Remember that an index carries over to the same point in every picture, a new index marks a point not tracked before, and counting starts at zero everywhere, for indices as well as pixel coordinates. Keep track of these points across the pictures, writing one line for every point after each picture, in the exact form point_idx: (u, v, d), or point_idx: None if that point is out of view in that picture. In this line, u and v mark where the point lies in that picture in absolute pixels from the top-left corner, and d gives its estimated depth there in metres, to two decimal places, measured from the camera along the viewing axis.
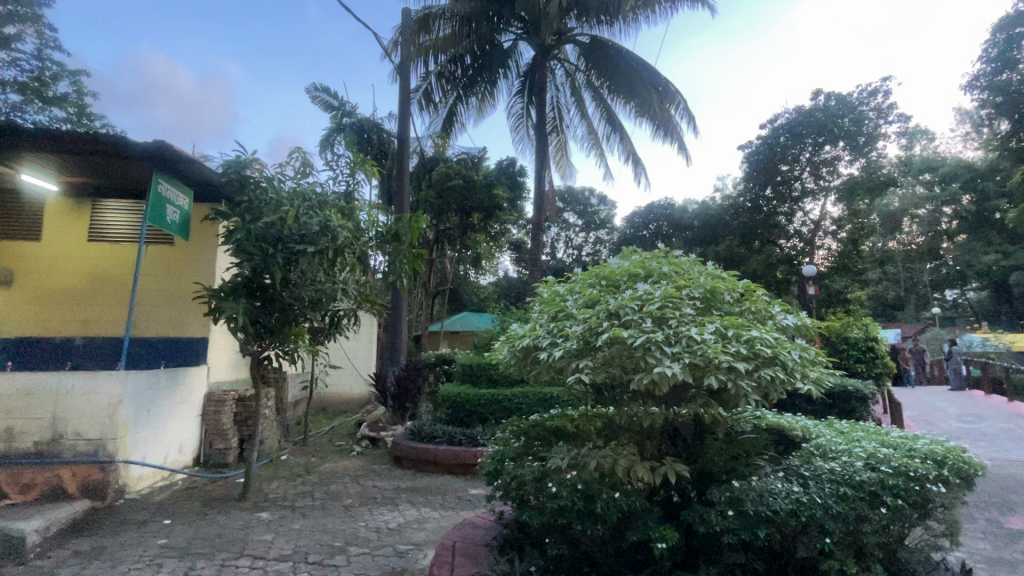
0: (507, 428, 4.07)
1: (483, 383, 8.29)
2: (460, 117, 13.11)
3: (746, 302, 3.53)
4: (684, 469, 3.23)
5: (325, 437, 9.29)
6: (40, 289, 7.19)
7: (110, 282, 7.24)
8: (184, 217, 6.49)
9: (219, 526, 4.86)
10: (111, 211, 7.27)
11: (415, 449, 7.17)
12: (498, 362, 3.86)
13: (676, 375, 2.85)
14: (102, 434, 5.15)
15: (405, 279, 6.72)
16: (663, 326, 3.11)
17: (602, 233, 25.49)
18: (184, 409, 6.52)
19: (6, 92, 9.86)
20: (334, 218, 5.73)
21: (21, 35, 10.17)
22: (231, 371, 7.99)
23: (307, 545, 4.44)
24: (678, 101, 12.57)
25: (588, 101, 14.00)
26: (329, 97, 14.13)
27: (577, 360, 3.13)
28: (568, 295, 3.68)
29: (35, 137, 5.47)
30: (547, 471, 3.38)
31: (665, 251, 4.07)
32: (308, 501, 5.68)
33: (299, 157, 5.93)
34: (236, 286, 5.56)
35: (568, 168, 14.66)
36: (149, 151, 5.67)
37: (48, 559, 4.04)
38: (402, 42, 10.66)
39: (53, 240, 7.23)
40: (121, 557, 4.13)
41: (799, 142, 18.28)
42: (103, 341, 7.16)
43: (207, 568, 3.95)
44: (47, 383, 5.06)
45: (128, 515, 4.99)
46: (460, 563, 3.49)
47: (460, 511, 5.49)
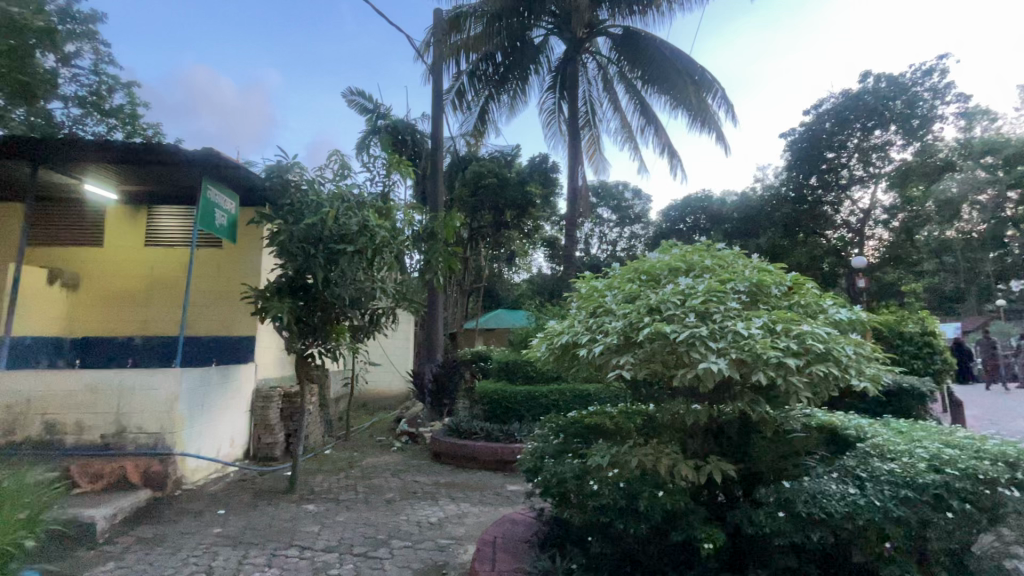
0: (546, 425, 4.07)
1: (520, 379, 8.48)
2: (492, 116, 13.00)
3: (793, 296, 3.41)
4: (729, 468, 3.15)
5: (366, 433, 9.51)
6: (103, 292, 7.65)
7: (166, 284, 7.65)
8: (231, 221, 6.75)
9: (269, 517, 5.05)
10: (164, 217, 7.68)
11: (454, 444, 7.27)
12: (536, 359, 3.84)
13: (722, 372, 2.76)
14: (161, 428, 5.46)
15: (441, 276, 6.82)
16: (706, 322, 3.03)
17: (636, 227, 25.14)
18: (235, 404, 6.82)
19: (68, 107, 10.53)
20: (372, 218, 5.87)
21: (80, 51, 10.81)
22: (276, 368, 8.31)
23: (352, 538, 4.55)
24: (716, 89, 12.16)
25: (620, 93, 13.73)
26: (364, 101, 14.45)
27: (618, 356, 3.07)
28: (606, 291, 3.61)
29: (95, 149, 5.82)
30: (588, 468, 3.35)
31: (706, 244, 3.96)
32: (351, 495, 5.83)
33: (338, 160, 6.09)
34: (280, 286, 5.76)
35: (601, 162, 14.45)
36: (198, 158, 5.96)
37: (116, 544, 4.30)
38: (434, 42, 10.75)
39: (113, 246, 7.67)
40: (181, 544, 4.35)
41: (846, 128, 17.36)
42: (160, 340, 7.58)
43: (258, 557, 4.12)
44: (111, 381, 5.42)
45: (186, 504, 5.27)
46: (501, 558, 3.51)
47: (499, 507, 5.51)
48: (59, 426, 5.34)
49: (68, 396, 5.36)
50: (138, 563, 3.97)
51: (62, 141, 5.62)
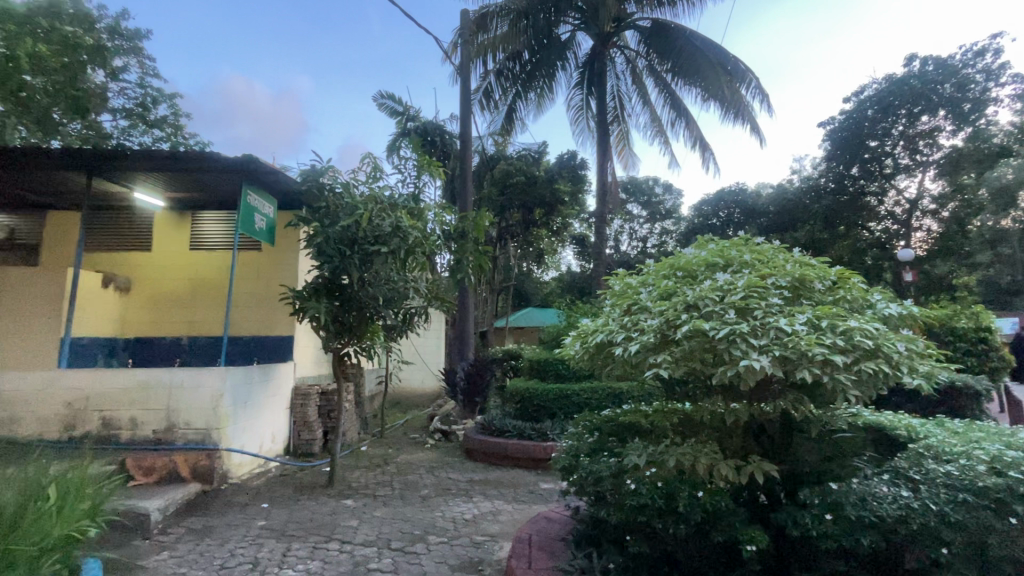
0: (580, 423, 4.05)
1: (551, 377, 8.44)
2: (520, 114, 13.02)
3: (838, 291, 3.30)
4: (772, 468, 3.08)
5: (400, 430, 9.69)
6: (152, 294, 8.03)
7: (210, 286, 8.00)
8: (269, 224, 6.97)
9: (310, 511, 5.21)
10: (208, 222, 8.03)
11: (487, 442, 7.33)
12: (570, 357, 3.82)
13: (764, 369, 2.69)
14: (207, 424, 5.69)
15: (472, 276, 6.87)
16: (747, 318, 2.95)
17: (668, 223, 24.67)
18: (276, 402, 7.06)
19: (116, 119, 11.09)
20: (405, 219, 5.96)
21: (127, 66, 11.35)
22: (314, 367, 8.55)
23: (390, 532, 4.65)
24: (749, 79, 11.80)
25: (650, 87, 13.49)
26: (394, 103, 14.67)
27: (654, 354, 3.01)
28: (641, 288, 3.56)
29: (144, 159, 6.10)
30: (625, 467, 3.31)
31: (744, 238, 3.87)
32: (387, 491, 5.95)
33: (371, 162, 6.20)
34: (317, 287, 5.91)
35: (631, 157, 14.27)
36: (239, 165, 6.18)
37: (169, 535, 4.51)
38: (461, 43, 10.82)
39: (160, 250, 8.04)
40: (229, 535, 4.53)
41: (890, 114, 16.56)
42: (205, 340, 7.92)
43: (301, 550, 4.25)
44: (161, 379, 5.70)
45: (232, 498, 5.48)
46: (537, 556, 3.52)
47: (533, 505, 5.52)
48: (115, 422, 5.63)
49: (122, 393, 5.66)
50: (190, 553, 4.17)
51: (114, 153, 5.90)
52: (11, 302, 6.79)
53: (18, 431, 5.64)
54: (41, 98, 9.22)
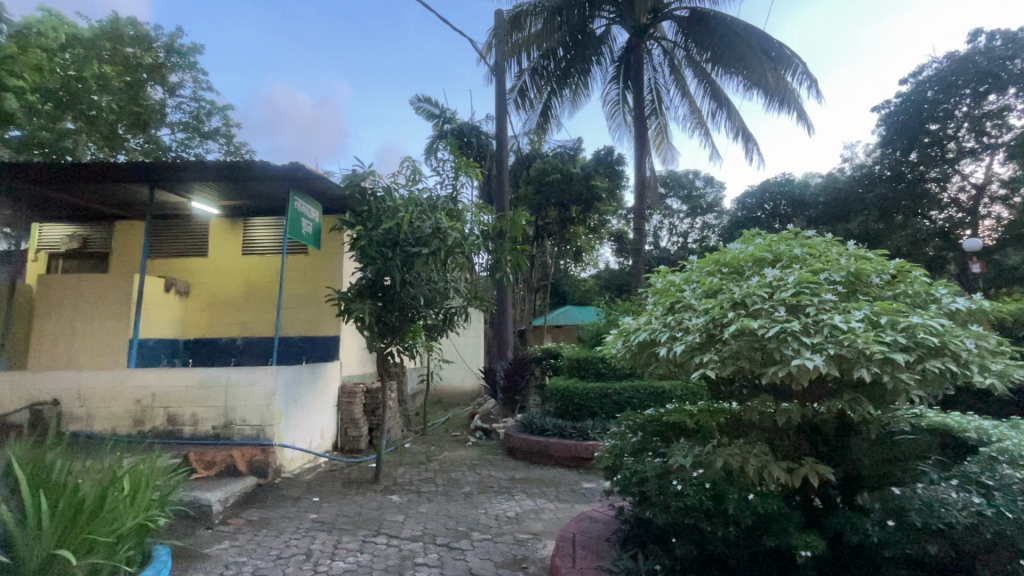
0: (623, 422, 4.02)
1: (592, 376, 8.35)
2: (555, 111, 12.90)
3: (898, 285, 3.14)
4: (828, 471, 2.97)
5: (442, 428, 9.87)
6: (208, 298, 8.47)
7: (262, 289, 8.38)
8: (315, 229, 7.24)
9: (358, 505, 5.38)
10: (259, 228, 8.42)
11: (528, 441, 7.35)
12: (611, 356, 3.78)
13: (818, 368, 2.58)
14: (262, 420, 5.98)
15: (511, 275, 6.91)
16: (798, 315, 2.85)
17: (709, 217, 23.95)
18: (324, 399, 7.33)
19: (175, 132, 11.78)
20: (444, 221, 6.08)
21: (183, 82, 12.01)
22: (358, 365, 8.83)
23: (434, 528, 4.74)
24: (795, 65, 11.33)
25: (689, 78, 13.15)
26: (431, 106, 14.91)
27: (700, 354, 2.94)
28: (684, 285, 3.49)
29: (198, 169, 6.41)
30: (670, 468, 3.25)
31: (794, 232, 3.73)
32: (431, 487, 6.08)
33: (410, 165, 6.33)
34: (361, 288, 6.07)
35: (669, 151, 13.96)
36: (286, 172, 6.42)
37: (229, 525, 4.76)
38: (496, 44, 10.88)
39: (216, 256, 8.48)
40: (283, 527, 4.74)
41: (952, 95, 15.25)
42: (258, 340, 8.31)
43: (351, 542, 4.41)
44: (219, 378, 6.02)
45: (285, 491, 5.73)
46: (582, 555, 3.51)
47: (575, 505, 5.50)
48: (179, 418, 6.01)
49: (184, 391, 6.02)
50: (248, 543, 4.38)
51: (172, 165, 6.23)
52: (86, 307, 7.33)
53: (93, 426, 6.08)
54: (108, 115, 10.13)
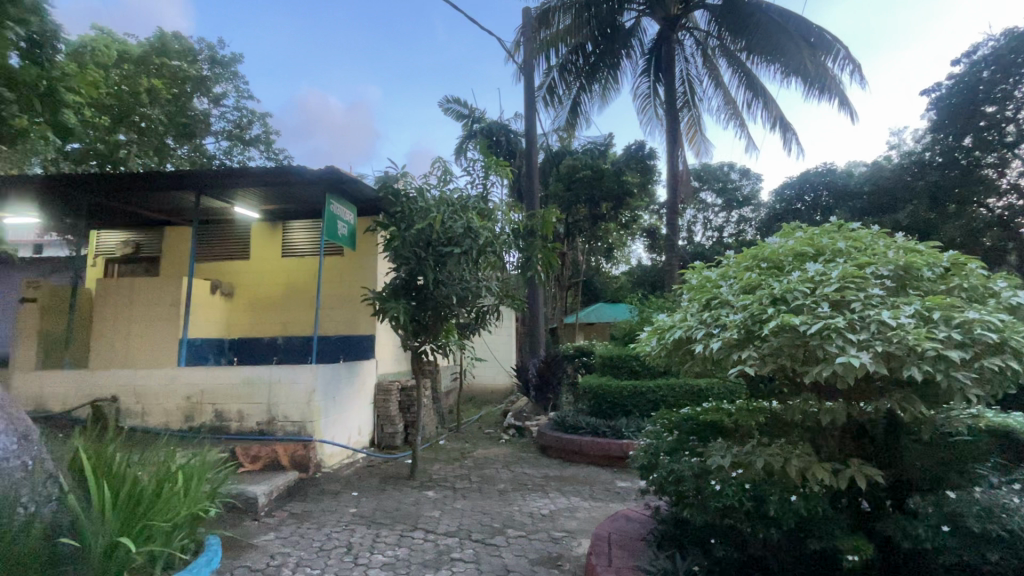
0: (658, 421, 3.96)
1: (625, 374, 8.23)
2: (585, 107, 12.80)
3: (952, 278, 2.99)
4: (876, 473, 2.86)
5: (475, 425, 9.97)
6: (250, 298, 8.81)
7: (300, 290, 8.66)
8: (351, 230, 7.42)
9: (396, 500, 5.51)
10: (298, 230, 8.72)
11: (561, 439, 7.34)
12: (645, 353, 3.73)
13: (865, 366, 2.48)
14: (303, 416, 6.19)
15: (542, 272, 6.94)
16: (842, 311, 2.75)
17: (746, 210, 23.25)
18: (361, 396, 7.52)
19: (219, 140, 12.31)
20: (476, 220, 6.13)
21: (226, 92, 12.52)
22: (393, 363, 9.01)
23: (470, 524, 4.81)
24: (836, 50, 10.89)
25: (723, 68, 12.81)
26: (460, 106, 15.04)
27: (739, 351, 2.87)
28: (721, 281, 3.41)
29: (241, 175, 6.67)
30: (708, 468, 3.18)
31: (837, 224, 3.59)
32: (466, 483, 6.16)
33: (441, 166, 6.41)
34: (396, 288, 6.18)
35: (703, 144, 13.63)
36: (323, 176, 6.61)
37: (274, 517, 4.96)
38: (524, 41, 10.85)
39: (257, 258, 8.82)
40: (325, 520, 4.90)
41: (1012, 74, 14.13)
42: (298, 339, 8.59)
43: (389, 536, 4.52)
44: (262, 376, 6.27)
45: (326, 485, 5.92)
46: (618, 555, 3.46)
47: (610, 503, 5.47)
48: (226, 414, 6.28)
49: (230, 388, 6.30)
50: (293, 534, 4.55)
51: (218, 172, 6.51)
52: (140, 309, 7.75)
53: (148, 421, 6.42)
54: (158, 126, 10.66)
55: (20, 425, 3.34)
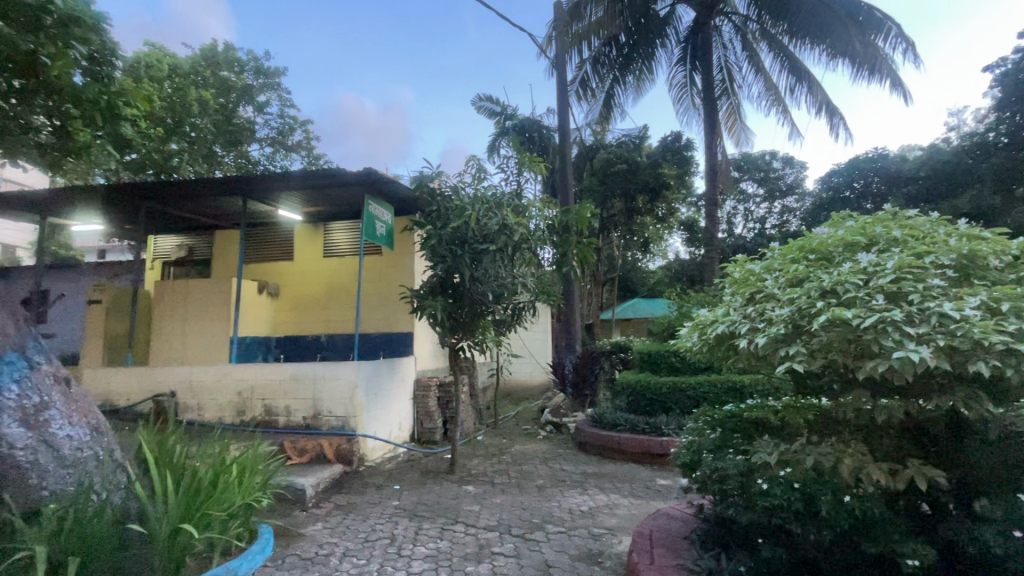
0: (700, 418, 3.87)
1: (665, 371, 8.07)
2: (618, 99, 12.61)
3: (1023, 268, 2.80)
4: (938, 474, 2.72)
5: (513, 421, 10.01)
6: (295, 298, 9.14)
7: (341, 289, 8.93)
8: (388, 229, 7.59)
9: (436, 494, 5.61)
10: (338, 231, 8.98)
11: (599, 435, 7.28)
12: (685, 349, 3.64)
13: (925, 361, 2.35)
14: (346, 411, 6.39)
15: (578, 268, 6.95)
16: (899, 303, 2.61)
17: (789, 200, 22.30)
18: (401, 392, 7.69)
19: (263, 146, 12.81)
20: (511, 217, 6.14)
21: (269, 100, 13.01)
22: (431, 360, 9.18)
23: (510, 519, 4.84)
24: (887, 28, 10.30)
25: (764, 52, 12.31)
26: (492, 104, 15.09)
27: (786, 347, 2.76)
28: (765, 274, 3.30)
29: (284, 179, 6.91)
30: (754, 466, 3.09)
31: (892, 211, 3.41)
32: (505, 479, 6.21)
33: (476, 164, 6.46)
34: (432, 286, 6.27)
35: (742, 132, 13.15)
36: (361, 178, 6.76)
37: (321, 508, 5.14)
38: (556, 36, 10.74)
39: (301, 259, 9.13)
40: (369, 512, 5.05)
41: None
42: (340, 336, 8.86)
43: (431, 529, 4.61)
44: (307, 372, 6.51)
45: (369, 478, 6.09)
46: (660, 553, 3.40)
47: (651, 501, 5.39)
48: (274, 409, 6.56)
49: (279, 384, 6.57)
50: (339, 525, 4.71)
51: (262, 176, 6.76)
52: (194, 309, 8.17)
53: (204, 415, 6.78)
54: (207, 135, 11.18)
55: (93, 418, 3.57)
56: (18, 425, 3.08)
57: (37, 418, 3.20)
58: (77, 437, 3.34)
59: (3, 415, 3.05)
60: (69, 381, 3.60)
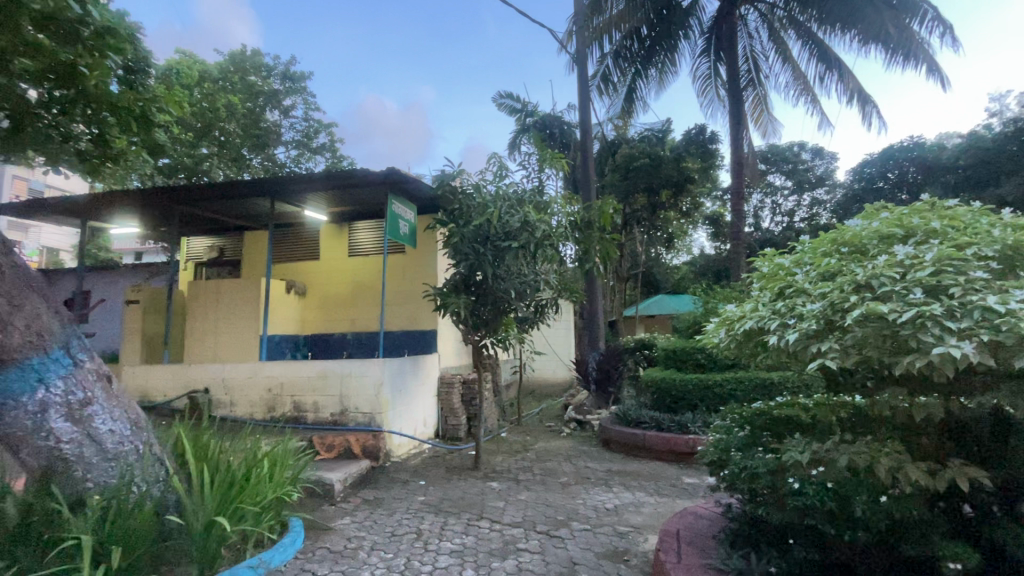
0: (728, 416, 3.79)
1: (690, 368, 7.95)
2: (640, 92, 12.47)
3: None
4: (982, 475, 2.62)
5: (536, 418, 10.01)
6: (322, 297, 9.32)
7: (366, 287, 9.06)
8: (411, 228, 7.66)
9: (461, 490, 5.66)
10: (363, 230, 9.12)
11: (623, 433, 7.22)
12: (711, 346, 3.57)
13: (967, 357, 2.26)
14: (372, 408, 6.49)
15: (600, 264, 6.91)
16: (939, 298, 2.51)
17: (819, 192, 21.65)
18: (426, 389, 7.78)
19: (289, 149, 13.09)
20: (533, 214, 6.14)
21: (295, 103, 13.28)
22: (455, 357, 9.25)
23: (534, 516, 4.85)
24: (923, 11, 9.87)
25: (792, 40, 11.94)
26: (513, 101, 15.08)
27: (818, 343, 2.69)
28: (795, 268, 3.21)
29: (310, 180, 7.03)
30: (785, 465, 3.01)
31: (930, 202, 3.28)
32: (529, 476, 6.22)
33: (497, 162, 6.46)
34: (456, 284, 6.30)
35: (770, 124, 12.81)
36: (384, 177, 6.83)
37: (349, 503, 5.24)
38: (576, 31, 10.65)
39: (327, 258, 9.31)
40: (395, 507, 5.13)
41: None
42: (365, 334, 8.98)
43: (456, 524, 4.66)
44: (334, 369, 6.63)
45: (394, 474, 6.18)
46: (687, 552, 3.35)
47: (678, 500, 5.33)
48: (303, 406, 6.71)
49: (307, 381, 6.72)
50: (366, 519, 4.80)
51: (290, 177, 6.89)
52: (226, 308, 8.41)
53: (236, 411, 6.98)
54: (235, 140, 11.47)
55: (133, 413, 3.67)
56: (63, 420, 3.24)
57: (80, 414, 3.32)
58: (118, 431, 3.46)
59: (49, 411, 3.20)
60: (111, 378, 3.66)
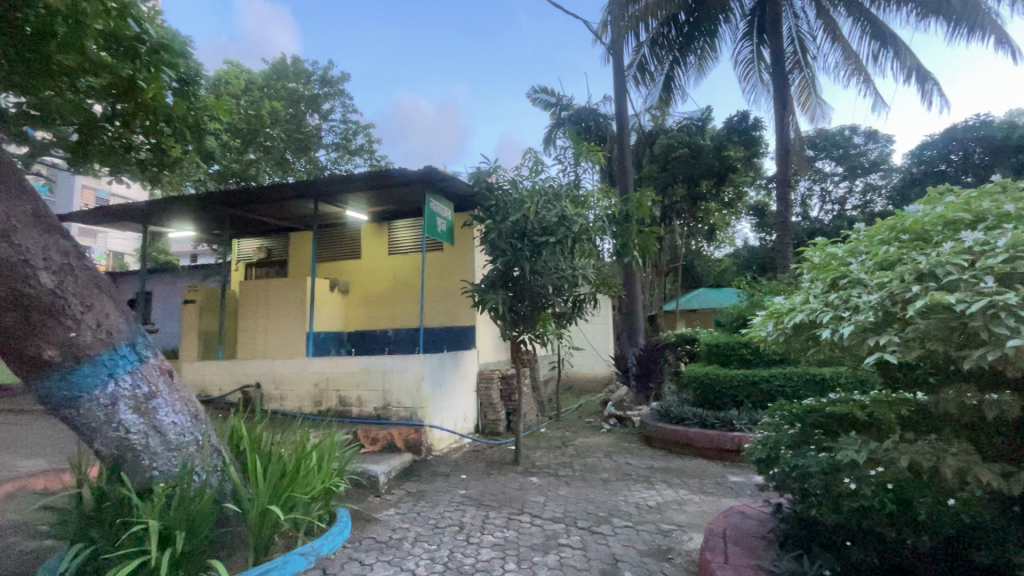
0: (776, 413, 3.65)
1: (734, 363, 7.72)
2: (679, 80, 12.14)
3: None
4: None
5: (575, 414, 9.95)
6: (363, 294, 9.57)
7: (406, 285, 9.24)
8: (449, 226, 7.75)
9: (501, 484, 5.70)
10: (402, 229, 9.29)
11: (665, 430, 7.08)
12: (758, 340, 3.43)
13: None
14: (413, 403, 6.63)
15: (638, 258, 6.79)
16: (1013, 286, 2.32)
17: (873, 178, 20.44)
18: (466, 384, 7.90)
19: (330, 152, 13.48)
20: (569, 209, 6.09)
21: (334, 107, 13.67)
22: (493, 353, 9.31)
23: (575, 511, 4.84)
24: None
25: (842, 18, 11.28)
26: (547, 96, 14.99)
27: (876, 336, 2.54)
28: (850, 258, 3.05)
29: (351, 180, 7.21)
30: (839, 464, 2.86)
31: (1000, 183, 3.04)
32: (569, 471, 6.19)
33: (532, 157, 6.44)
34: (494, 279, 6.32)
35: (818, 107, 12.22)
36: (421, 176, 6.93)
37: (393, 494, 5.37)
38: (611, 21, 10.46)
39: (368, 257, 9.54)
40: (438, 500, 5.22)
41: None
42: (405, 331, 9.16)
43: (497, 518, 4.69)
44: (376, 365, 6.82)
45: (436, 467, 6.29)
46: (735, 552, 3.25)
47: (723, 498, 5.18)
48: (348, 400, 6.92)
49: (351, 376, 6.93)
50: (410, 511, 4.91)
51: (331, 179, 7.09)
52: (274, 306, 8.77)
53: (286, 405, 7.28)
54: (279, 145, 11.92)
55: (192, 405, 3.86)
56: (131, 412, 3.45)
57: (145, 406, 3.52)
58: (180, 423, 3.65)
59: (119, 403, 3.41)
60: (171, 372, 3.86)
